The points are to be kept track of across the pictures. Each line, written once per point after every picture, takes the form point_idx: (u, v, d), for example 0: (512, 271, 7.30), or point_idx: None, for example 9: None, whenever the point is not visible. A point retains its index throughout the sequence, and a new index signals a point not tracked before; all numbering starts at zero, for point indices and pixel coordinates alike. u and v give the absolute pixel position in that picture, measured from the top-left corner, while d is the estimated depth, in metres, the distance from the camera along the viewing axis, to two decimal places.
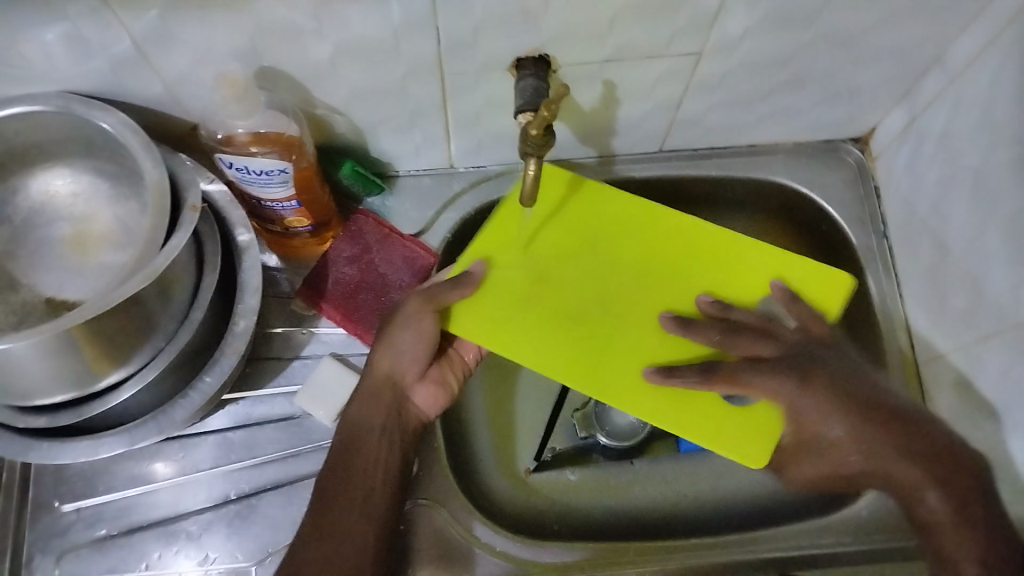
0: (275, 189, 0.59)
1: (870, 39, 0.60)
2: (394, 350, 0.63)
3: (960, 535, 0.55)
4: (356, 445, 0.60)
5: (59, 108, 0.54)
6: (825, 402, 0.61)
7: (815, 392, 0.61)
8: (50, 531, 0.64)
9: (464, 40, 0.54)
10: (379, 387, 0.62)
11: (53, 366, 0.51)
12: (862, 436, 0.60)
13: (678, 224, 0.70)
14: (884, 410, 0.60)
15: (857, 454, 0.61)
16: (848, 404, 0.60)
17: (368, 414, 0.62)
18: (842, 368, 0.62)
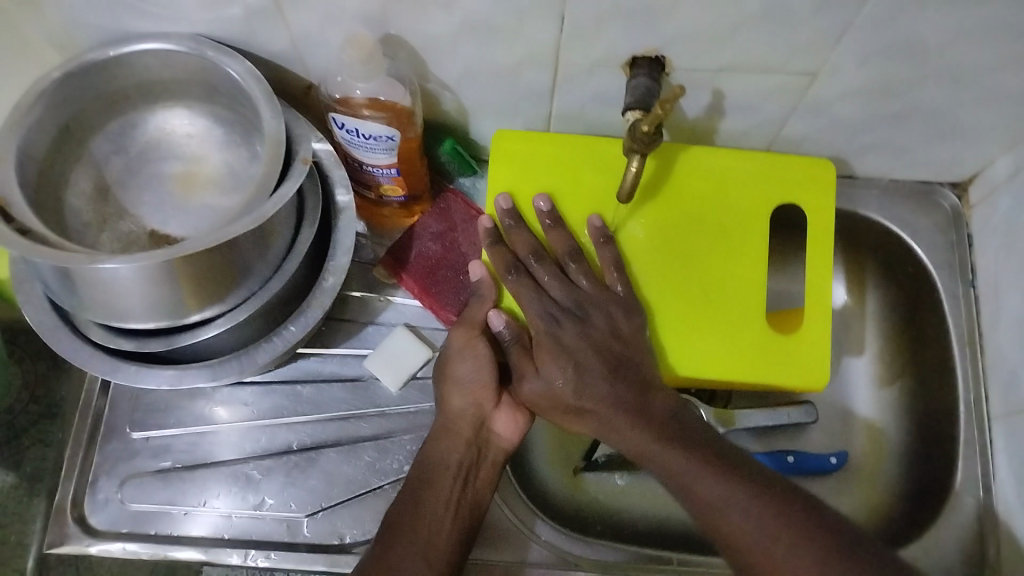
0: (378, 155, 0.61)
1: (991, 82, 0.60)
2: (458, 383, 0.61)
3: (702, 478, 0.52)
4: (428, 480, 0.58)
5: (191, 50, 0.56)
6: (549, 345, 0.58)
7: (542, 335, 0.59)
8: (117, 456, 0.66)
9: (585, 32, 0.55)
10: (456, 422, 0.60)
11: (154, 293, 0.53)
12: (582, 375, 0.57)
13: (723, 179, 0.67)
14: (595, 355, 0.58)
15: (584, 398, 0.57)
16: (578, 345, 0.58)
17: (444, 453, 0.59)
18: (598, 317, 0.59)
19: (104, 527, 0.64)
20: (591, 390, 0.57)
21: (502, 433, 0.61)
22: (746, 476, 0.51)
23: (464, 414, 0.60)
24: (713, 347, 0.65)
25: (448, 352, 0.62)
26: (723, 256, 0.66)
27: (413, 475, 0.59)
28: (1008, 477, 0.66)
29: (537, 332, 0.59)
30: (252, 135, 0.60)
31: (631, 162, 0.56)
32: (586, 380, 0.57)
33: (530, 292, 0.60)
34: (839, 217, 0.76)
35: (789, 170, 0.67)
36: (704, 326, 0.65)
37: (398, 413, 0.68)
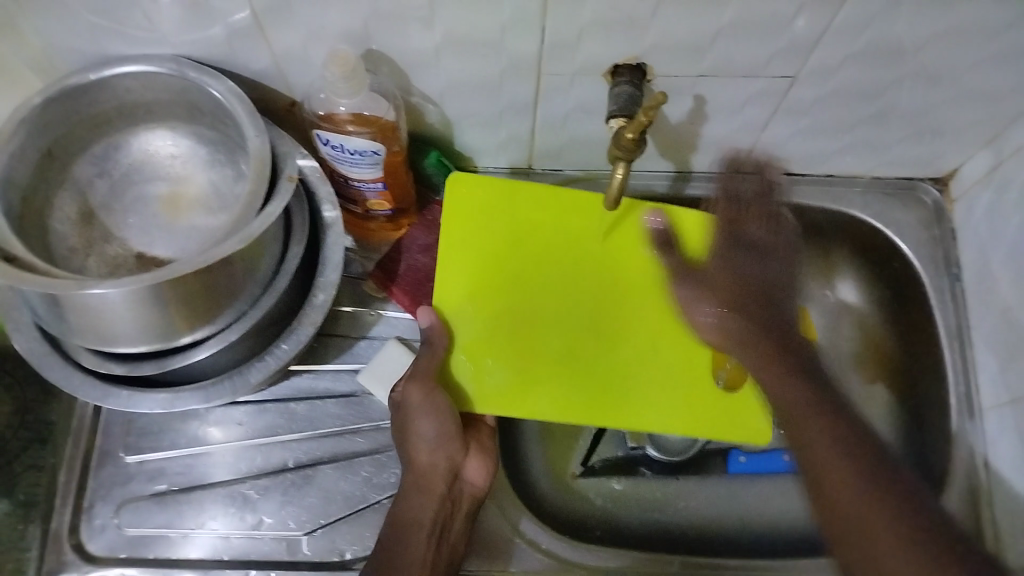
0: (364, 170, 0.62)
1: (968, 78, 0.60)
2: (423, 439, 0.60)
3: (820, 422, 0.52)
4: (404, 540, 0.58)
5: (173, 71, 0.56)
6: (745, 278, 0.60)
7: (733, 268, 0.61)
8: (112, 481, 0.66)
9: (566, 42, 0.56)
10: (426, 478, 0.60)
11: (143, 316, 0.53)
12: (722, 299, 0.60)
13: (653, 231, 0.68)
14: (751, 287, 0.60)
15: (715, 316, 0.60)
16: (737, 273, 0.61)
17: (416, 509, 0.59)
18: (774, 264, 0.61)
19: (102, 553, 0.64)
20: (742, 316, 0.59)
21: (473, 478, 0.62)
22: (857, 432, 0.51)
23: (429, 472, 0.60)
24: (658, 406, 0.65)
25: (401, 410, 0.60)
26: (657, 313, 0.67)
27: (384, 538, 0.59)
28: (999, 468, 0.67)
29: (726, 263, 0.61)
30: (237, 154, 0.60)
31: (617, 170, 0.57)
32: (740, 309, 0.59)
33: (723, 234, 0.63)
34: (824, 216, 0.76)
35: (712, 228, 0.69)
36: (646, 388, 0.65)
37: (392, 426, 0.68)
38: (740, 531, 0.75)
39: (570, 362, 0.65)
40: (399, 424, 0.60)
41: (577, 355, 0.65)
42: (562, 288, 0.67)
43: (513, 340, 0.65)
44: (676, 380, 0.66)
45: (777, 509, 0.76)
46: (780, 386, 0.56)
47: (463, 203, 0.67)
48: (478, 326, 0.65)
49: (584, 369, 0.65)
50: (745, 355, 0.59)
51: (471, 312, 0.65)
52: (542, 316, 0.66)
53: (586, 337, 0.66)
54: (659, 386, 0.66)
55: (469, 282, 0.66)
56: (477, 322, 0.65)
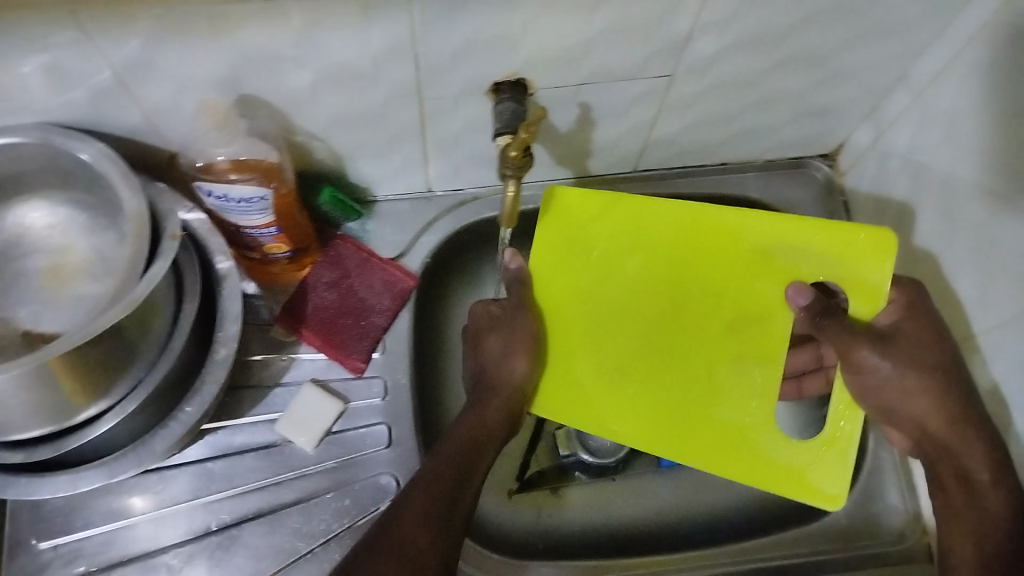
0: (254, 216, 0.59)
1: (836, 60, 0.62)
2: (521, 363, 0.64)
3: (983, 505, 0.58)
4: (480, 443, 0.59)
5: (36, 139, 0.53)
6: (921, 350, 0.61)
7: (928, 343, 0.61)
8: (26, 571, 0.62)
9: (443, 67, 0.55)
10: (507, 396, 0.62)
11: (33, 399, 0.50)
12: (935, 373, 0.60)
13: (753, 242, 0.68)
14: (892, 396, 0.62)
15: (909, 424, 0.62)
16: (922, 344, 0.61)
17: (496, 402, 0.61)
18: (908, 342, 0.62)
19: None
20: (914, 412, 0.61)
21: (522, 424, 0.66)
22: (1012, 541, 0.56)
23: (518, 390, 0.63)
24: (699, 432, 0.67)
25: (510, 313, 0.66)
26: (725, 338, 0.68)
27: (460, 439, 0.58)
28: None
29: (924, 343, 0.61)
30: (116, 216, 0.58)
31: (506, 187, 0.56)
32: (951, 390, 0.60)
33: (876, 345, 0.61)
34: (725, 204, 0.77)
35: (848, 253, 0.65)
36: (693, 415, 0.67)
37: (318, 472, 0.66)
38: (683, 524, 0.76)
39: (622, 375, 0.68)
40: (513, 339, 0.65)
41: (635, 369, 0.69)
42: (648, 293, 0.69)
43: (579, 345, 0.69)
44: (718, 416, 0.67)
45: (716, 496, 0.77)
46: (948, 430, 0.60)
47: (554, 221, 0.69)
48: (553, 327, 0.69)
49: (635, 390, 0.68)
50: (923, 413, 0.60)
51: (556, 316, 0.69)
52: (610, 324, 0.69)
53: (647, 354, 0.69)
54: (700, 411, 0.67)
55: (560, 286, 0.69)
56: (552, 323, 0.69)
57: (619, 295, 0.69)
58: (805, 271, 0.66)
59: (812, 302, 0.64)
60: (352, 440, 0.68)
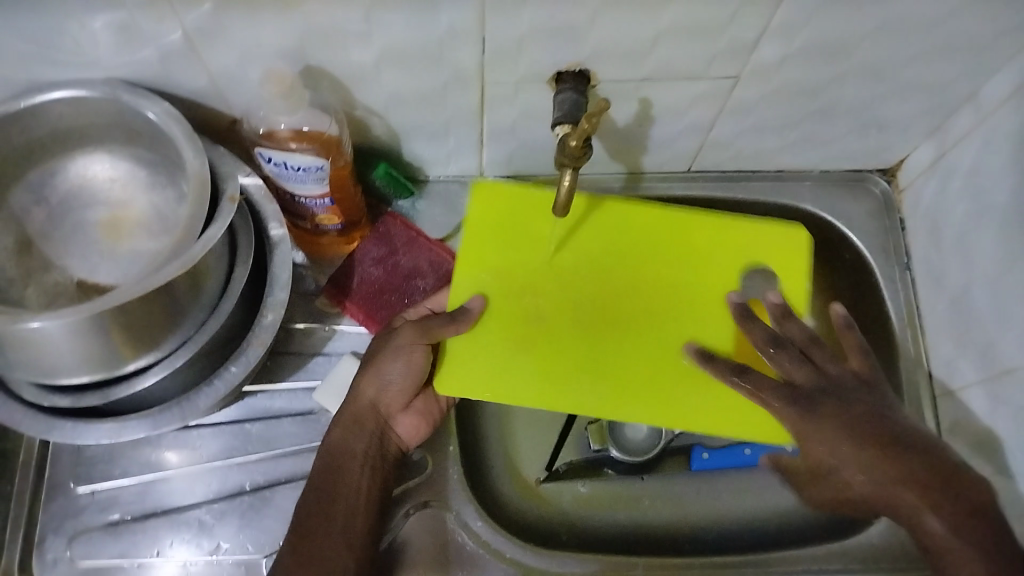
0: (310, 186, 0.60)
1: (903, 74, 0.61)
2: (383, 375, 0.61)
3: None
4: (338, 470, 0.59)
5: (104, 94, 0.55)
6: (851, 441, 0.56)
7: (837, 425, 0.57)
8: (64, 513, 0.64)
9: (507, 52, 0.55)
10: (361, 414, 0.61)
11: (83, 349, 0.52)
12: (859, 457, 0.55)
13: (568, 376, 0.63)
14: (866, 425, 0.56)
15: (859, 472, 0.55)
16: (848, 422, 0.57)
17: (351, 440, 0.60)
18: (850, 406, 0.57)
19: None
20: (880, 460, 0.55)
21: (404, 436, 0.64)
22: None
23: (372, 405, 0.61)
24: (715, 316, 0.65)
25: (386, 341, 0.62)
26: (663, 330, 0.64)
27: (317, 465, 0.59)
28: None
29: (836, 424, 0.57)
30: (176, 175, 0.59)
31: (563, 177, 0.56)
32: (875, 451, 0.55)
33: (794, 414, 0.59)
34: (776, 212, 0.76)
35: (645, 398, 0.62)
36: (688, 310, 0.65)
37: None
38: (709, 530, 0.75)
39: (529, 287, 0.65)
40: (370, 361, 0.62)
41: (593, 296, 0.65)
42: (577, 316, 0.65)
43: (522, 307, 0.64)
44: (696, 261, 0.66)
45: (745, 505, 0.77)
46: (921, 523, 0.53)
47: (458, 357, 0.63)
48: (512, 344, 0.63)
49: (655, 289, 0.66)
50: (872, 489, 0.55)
51: (498, 350, 0.63)
52: (621, 358, 0.63)
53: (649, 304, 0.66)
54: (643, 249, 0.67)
55: (468, 358, 0.63)
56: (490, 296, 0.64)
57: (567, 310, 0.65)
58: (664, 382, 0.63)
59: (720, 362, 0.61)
60: None
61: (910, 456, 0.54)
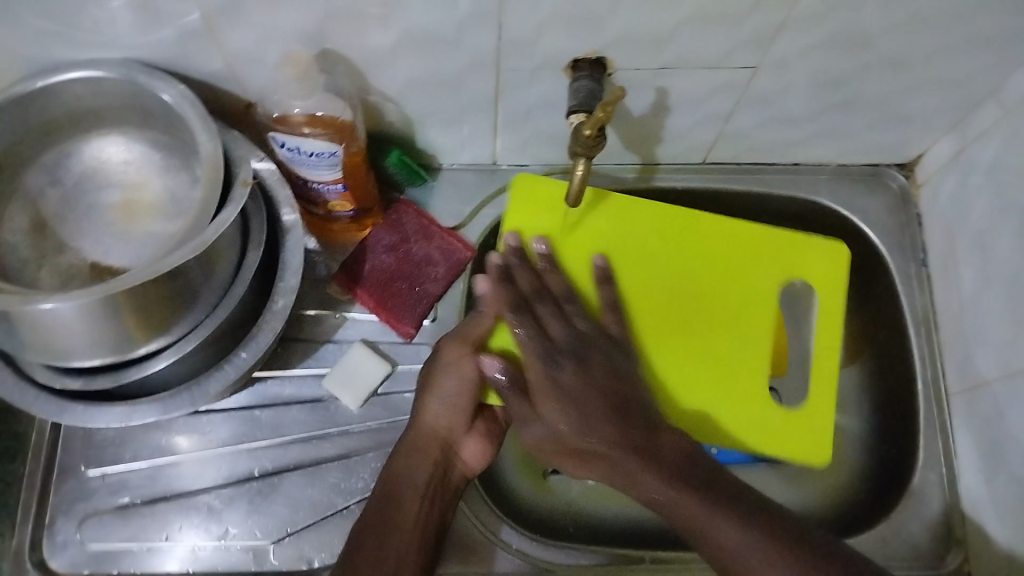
0: (323, 171, 0.60)
1: (925, 67, 0.60)
2: (438, 397, 0.61)
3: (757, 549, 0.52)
4: (393, 499, 0.57)
5: (122, 76, 0.54)
6: (581, 411, 0.57)
7: (580, 391, 0.57)
8: (74, 495, 0.65)
9: (524, 39, 0.55)
10: (424, 439, 0.60)
11: (96, 330, 0.51)
12: (586, 422, 0.57)
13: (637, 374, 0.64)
14: (604, 392, 0.58)
15: (566, 423, 0.57)
16: (581, 392, 0.57)
17: (409, 465, 0.59)
18: (597, 357, 0.59)
19: (65, 568, 0.63)
20: (598, 425, 0.56)
21: (468, 460, 0.62)
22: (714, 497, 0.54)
23: (435, 429, 0.60)
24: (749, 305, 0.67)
25: (434, 359, 0.62)
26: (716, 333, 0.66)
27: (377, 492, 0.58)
28: (968, 455, 0.68)
29: (547, 393, 0.58)
30: (191, 159, 0.59)
31: (577, 166, 0.55)
32: (592, 419, 0.57)
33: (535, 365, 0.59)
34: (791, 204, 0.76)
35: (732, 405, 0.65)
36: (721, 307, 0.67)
37: (361, 431, 0.67)
38: None
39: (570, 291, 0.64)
40: (425, 381, 0.61)
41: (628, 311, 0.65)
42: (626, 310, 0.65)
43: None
44: (735, 276, 0.68)
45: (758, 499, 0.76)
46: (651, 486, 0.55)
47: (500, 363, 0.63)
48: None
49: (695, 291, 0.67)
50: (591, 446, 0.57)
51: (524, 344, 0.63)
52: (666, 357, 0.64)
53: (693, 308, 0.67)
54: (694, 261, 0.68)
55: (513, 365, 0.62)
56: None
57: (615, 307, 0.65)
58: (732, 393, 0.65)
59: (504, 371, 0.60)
60: (396, 403, 0.68)
61: (620, 418, 0.57)
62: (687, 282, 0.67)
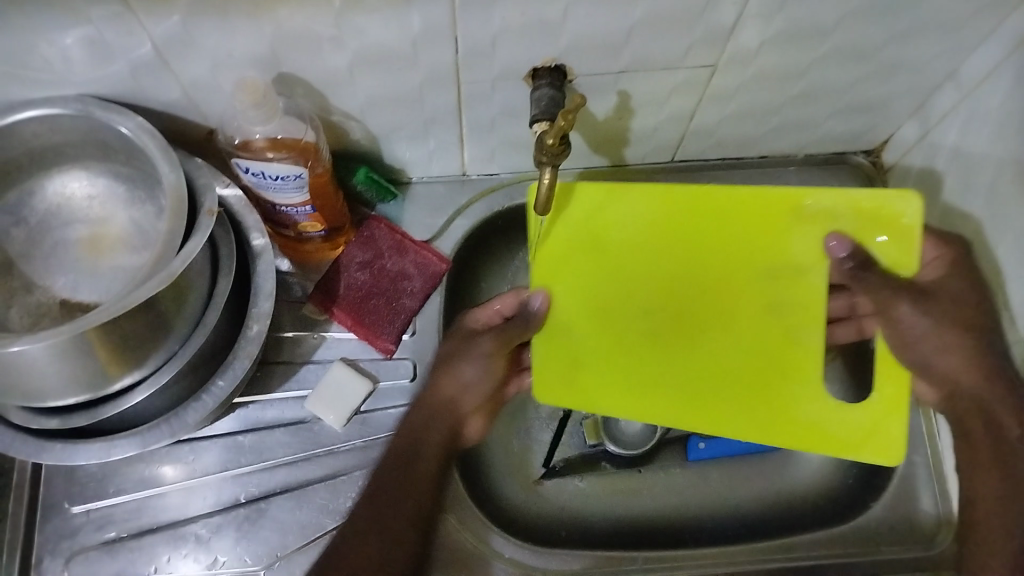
0: (290, 194, 0.60)
1: (884, 54, 0.61)
2: (460, 379, 0.64)
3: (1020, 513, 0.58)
4: (411, 459, 0.60)
5: (79, 112, 0.54)
6: (953, 338, 0.61)
7: (977, 350, 0.61)
8: (60, 533, 0.64)
9: (481, 50, 0.55)
10: (440, 410, 0.63)
11: (69, 370, 0.51)
12: (975, 370, 0.61)
13: (693, 380, 0.66)
14: (993, 359, 0.61)
15: (969, 371, 0.61)
16: (969, 333, 0.61)
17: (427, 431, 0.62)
18: (975, 312, 0.61)
19: None
20: (982, 377, 0.61)
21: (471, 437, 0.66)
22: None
23: (455, 398, 0.64)
24: (809, 288, 0.64)
25: (468, 347, 0.65)
26: (769, 336, 0.65)
27: (394, 450, 0.61)
28: None
29: (963, 324, 0.61)
30: (156, 190, 0.58)
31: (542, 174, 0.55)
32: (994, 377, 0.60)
33: (959, 302, 0.61)
34: None
35: (780, 414, 0.65)
36: (761, 297, 0.65)
37: (347, 450, 0.67)
38: (711, 516, 0.75)
39: (621, 290, 0.67)
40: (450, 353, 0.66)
41: (665, 302, 0.66)
42: (674, 311, 0.66)
43: (601, 314, 0.67)
44: (775, 252, 0.64)
45: (749, 491, 0.76)
46: (979, 405, 0.61)
47: (558, 364, 0.67)
48: (607, 358, 0.67)
49: (736, 286, 0.65)
50: (955, 369, 0.61)
51: (583, 346, 0.67)
52: (714, 361, 0.66)
53: (751, 315, 0.65)
54: (722, 241, 0.65)
55: (574, 372, 0.67)
56: (586, 298, 0.67)
57: (676, 313, 0.66)
58: (796, 406, 0.65)
59: (853, 254, 0.61)
60: (379, 420, 0.68)
61: (1005, 392, 0.60)
62: (733, 259, 0.65)
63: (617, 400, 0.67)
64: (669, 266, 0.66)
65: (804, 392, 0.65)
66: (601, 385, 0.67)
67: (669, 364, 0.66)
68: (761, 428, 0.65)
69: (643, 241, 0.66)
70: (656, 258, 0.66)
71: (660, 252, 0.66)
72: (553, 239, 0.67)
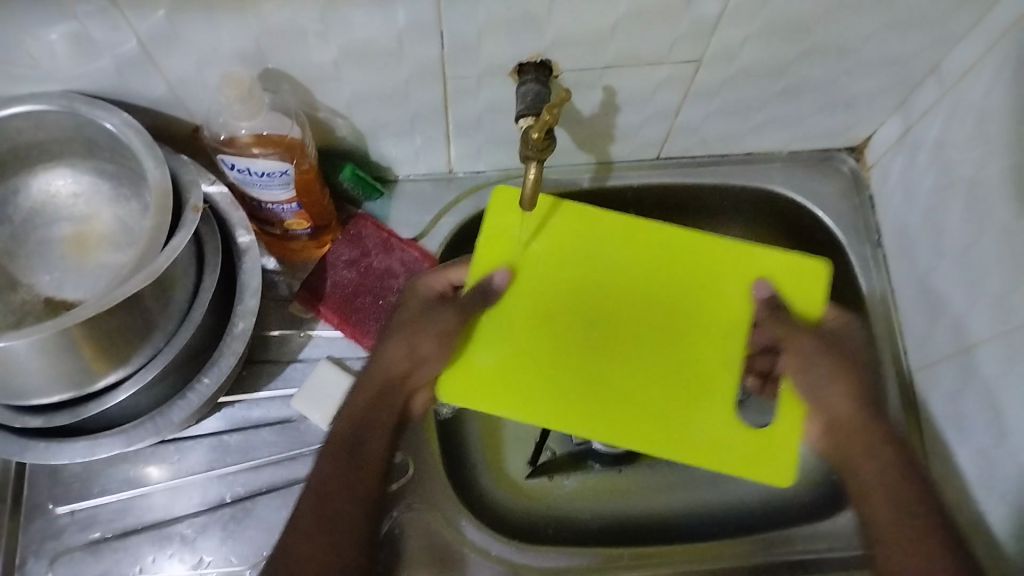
0: (276, 190, 0.59)
1: (865, 50, 0.61)
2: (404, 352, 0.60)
3: (909, 529, 0.57)
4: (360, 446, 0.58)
5: (62, 107, 0.54)
6: (839, 368, 0.61)
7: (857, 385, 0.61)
8: (44, 534, 0.63)
9: (467, 45, 0.55)
10: (389, 390, 0.60)
11: (52, 367, 0.51)
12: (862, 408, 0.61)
13: (597, 392, 0.64)
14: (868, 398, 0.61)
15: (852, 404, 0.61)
16: (850, 371, 0.61)
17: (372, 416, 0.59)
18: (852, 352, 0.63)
19: None
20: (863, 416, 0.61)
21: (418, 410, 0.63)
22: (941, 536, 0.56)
23: (399, 379, 0.60)
24: (732, 334, 0.65)
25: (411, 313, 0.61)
26: (673, 369, 0.65)
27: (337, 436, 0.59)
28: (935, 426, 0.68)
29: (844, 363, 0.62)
30: (140, 187, 0.58)
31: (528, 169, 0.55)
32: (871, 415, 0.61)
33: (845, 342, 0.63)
34: (749, 194, 0.77)
35: (662, 436, 0.63)
36: (681, 334, 0.65)
37: None
38: (697, 514, 0.75)
39: (558, 291, 0.66)
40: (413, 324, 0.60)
41: (608, 320, 0.66)
42: (603, 323, 0.66)
43: (532, 317, 0.65)
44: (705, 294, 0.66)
45: (737, 489, 0.76)
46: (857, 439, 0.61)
47: (474, 367, 0.63)
48: (522, 358, 0.64)
49: (665, 319, 0.66)
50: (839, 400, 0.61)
51: (507, 345, 0.64)
52: (621, 379, 0.64)
53: (668, 347, 0.65)
54: (664, 275, 0.67)
55: (491, 372, 0.63)
56: (520, 292, 0.65)
57: (606, 325, 0.66)
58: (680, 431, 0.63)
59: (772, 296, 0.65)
60: None
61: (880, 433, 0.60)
62: (664, 293, 0.66)
63: (530, 404, 0.63)
64: (604, 285, 0.66)
65: (696, 423, 0.63)
66: (518, 387, 0.63)
67: (582, 370, 0.64)
68: (647, 443, 0.63)
69: (585, 253, 0.66)
70: (587, 271, 0.66)
71: (597, 269, 0.66)
72: (499, 228, 0.65)
